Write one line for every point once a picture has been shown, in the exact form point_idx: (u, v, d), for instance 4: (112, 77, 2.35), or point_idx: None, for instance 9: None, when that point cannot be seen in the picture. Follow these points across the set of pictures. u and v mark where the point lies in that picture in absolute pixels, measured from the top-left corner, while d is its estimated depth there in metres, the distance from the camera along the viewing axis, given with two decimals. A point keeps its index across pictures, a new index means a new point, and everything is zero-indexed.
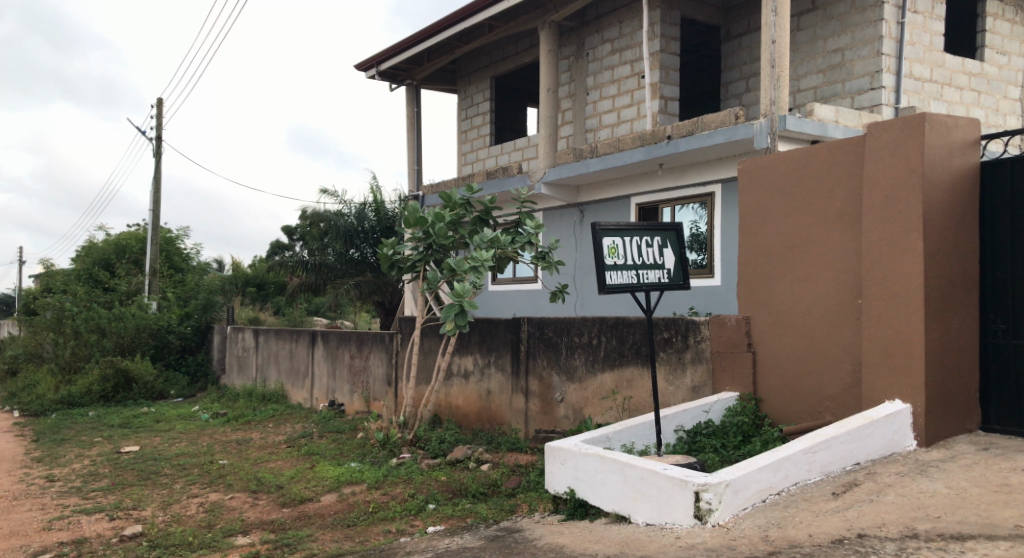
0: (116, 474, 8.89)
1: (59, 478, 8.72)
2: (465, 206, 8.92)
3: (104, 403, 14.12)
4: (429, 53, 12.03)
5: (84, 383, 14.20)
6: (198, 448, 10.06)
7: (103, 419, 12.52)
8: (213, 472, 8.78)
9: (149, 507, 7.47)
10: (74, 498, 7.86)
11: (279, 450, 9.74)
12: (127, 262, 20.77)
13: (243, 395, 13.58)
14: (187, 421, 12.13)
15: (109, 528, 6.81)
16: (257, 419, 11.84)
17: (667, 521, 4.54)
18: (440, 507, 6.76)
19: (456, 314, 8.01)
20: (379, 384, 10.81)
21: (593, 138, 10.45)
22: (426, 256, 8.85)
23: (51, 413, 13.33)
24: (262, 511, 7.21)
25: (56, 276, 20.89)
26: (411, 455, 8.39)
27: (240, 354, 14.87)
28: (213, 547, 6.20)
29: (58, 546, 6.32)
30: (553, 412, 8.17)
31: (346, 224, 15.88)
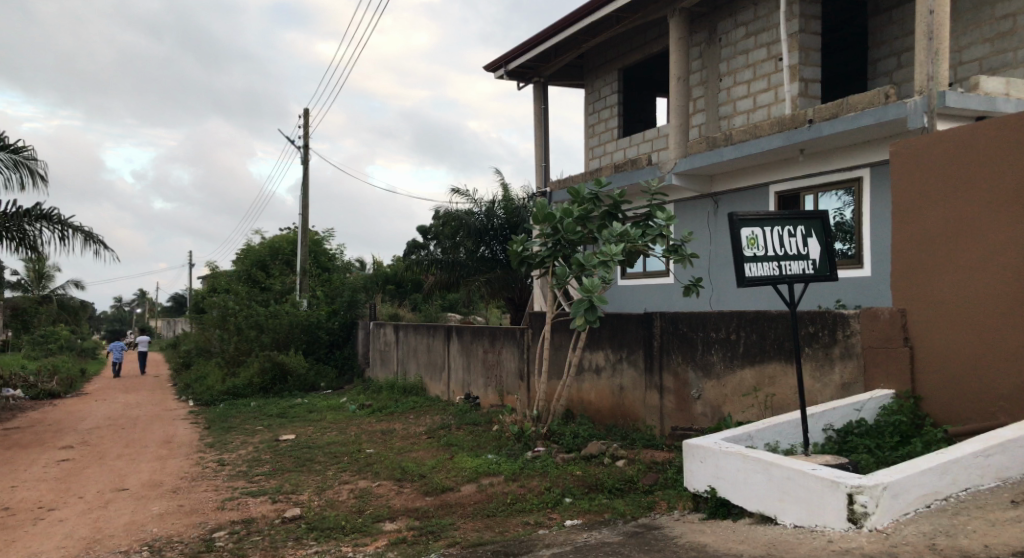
0: (277, 460, 9.59)
1: (229, 462, 9.52)
2: (594, 201, 8.86)
3: (264, 394, 15.25)
4: (556, 49, 12.07)
5: (247, 375, 15.38)
6: (347, 438, 10.67)
7: (263, 409, 13.53)
8: (361, 461, 9.28)
9: (306, 492, 8.01)
10: (242, 481, 8.56)
11: (420, 441, 10.14)
12: (280, 263, 22.25)
13: (386, 388, 14.24)
14: (336, 412, 12.87)
15: (273, 510, 7.37)
16: (399, 411, 12.38)
17: (817, 523, 4.35)
18: (577, 501, 6.81)
19: (586, 310, 8.06)
20: (512, 379, 11.00)
21: (727, 125, 10.12)
22: (555, 252, 8.89)
23: (219, 403, 14.56)
24: (407, 499, 7.55)
25: (219, 277, 22.78)
26: (546, 449, 8.49)
27: (383, 348, 15.56)
28: (364, 532, 6.56)
29: (230, 524, 6.91)
30: (690, 408, 7.99)
31: (476, 222, 16.28)
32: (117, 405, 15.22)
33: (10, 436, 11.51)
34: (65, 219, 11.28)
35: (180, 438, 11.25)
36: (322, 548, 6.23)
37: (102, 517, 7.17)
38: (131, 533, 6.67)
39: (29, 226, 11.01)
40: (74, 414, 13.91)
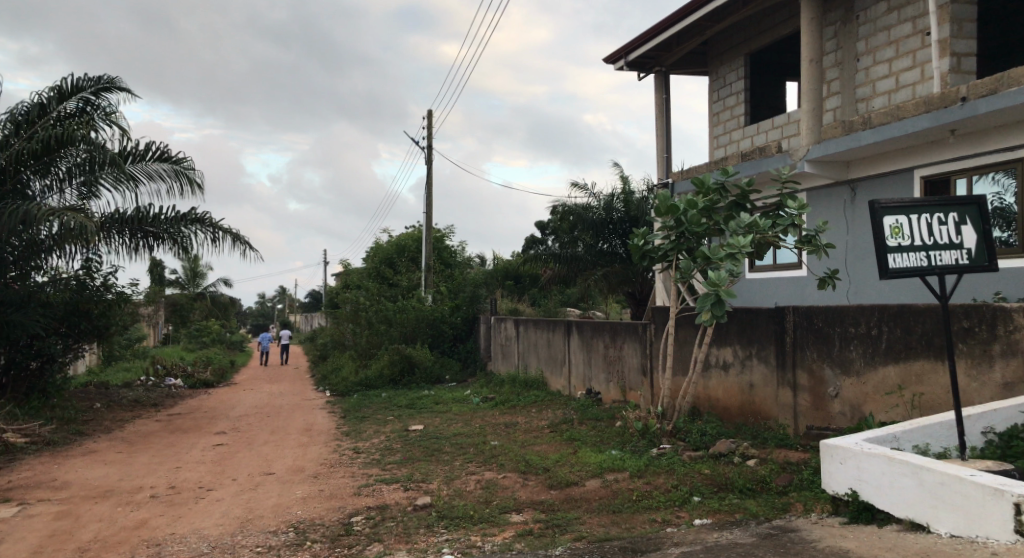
0: (407, 449, 9.95)
1: (363, 450, 9.97)
2: (721, 192, 8.59)
3: (394, 386, 15.83)
4: (678, 36, 11.78)
5: (377, 367, 16.03)
6: (472, 429, 10.90)
7: (393, 400, 14.06)
8: (486, 452, 9.46)
9: (435, 481, 8.26)
10: (376, 469, 8.95)
11: (543, 434, 10.23)
12: (406, 260, 23.02)
13: (508, 381, 14.43)
14: (461, 404, 13.18)
15: (405, 497, 7.66)
16: (521, 404, 12.52)
17: (978, 534, 4.05)
18: (706, 500, 6.65)
19: (712, 305, 7.83)
20: (635, 374, 10.85)
21: (865, 108, 9.54)
22: (679, 245, 8.68)
23: (352, 393, 15.27)
24: (533, 491, 7.63)
25: (350, 274, 23.85)
26: (671, 446, 8.33)
27: (504, 342, 15.77)
28: (492, 522, 6.69)
29: (367, 509, 7.24)
30: (827, 407, 7.61)
31: (595, 216, 16.18)
32: (262, 394, 16.30)
33: (172, 421, 12.59)
34: (216, 222, 12.15)
35: (319, 426, 11.90)
36: (453, 536, 6.40)
37: (253, 498, 7.70)
38: (279, 514, 7.12)
39: (186, 229, 11.92)
40: (226, 402, 15.01)
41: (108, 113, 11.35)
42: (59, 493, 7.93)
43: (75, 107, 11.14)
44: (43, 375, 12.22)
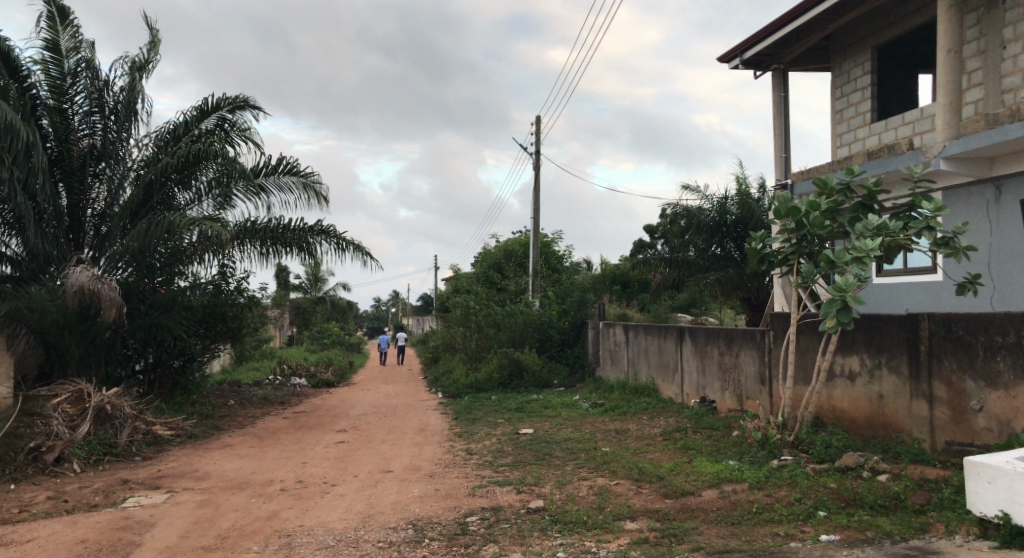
0: (519, 452, 10.02)
1: (476, 452, 10.12)
2: (845, 192, 8.15)
3: (503, 389, 15.99)
4: (798, 32, 11.34)
5: (488, 370, 16.26)
6: (583, 435, 10.85)
7: (503, 403, 14.21)
8: (598, 458, 9.38)
9: (548, 485, 8.27)
10: (489, 470, 9.06)
11: (655, 442, 10.04)
12: (514, 265, 23.26)
13: (618, 387, 14.26)
14: (571, 409, 13.16)
15: (519, 500, 7.70)
16: (632, 411, 12.36)
17: None
18: (833, 515, 6.32)
19: (839, 310, 7.46)
20: (752, 383, 10.48)
21: (1012, 99, 8.86)
22: (799, 249, 8.33)
23: (464, 396, 15.56)
24: (647, 499, 7.50)
25: (460, 279, 24.33)
26: (793, 458, 7.98)
27: (613, 348, 15.60)
28: (606, 528, 6.62)
29: (481, 510, 7.34)
30: (969, 422, 7.11)
31: (707, 219, 15.88)
32: (379, 394, 16.88)
33: (297, 418, 13.22)
34: (340, 233, 12.67)
35: (433, 426, 12.19)
36: (568, 540, 6.39)
37: (373, 494, 7.96)
38: (398, 511, 7.33)
39: (311, 239, 12.50)
40: (344, 401, 15.62)
41: (243, 129, 12.09)
42: (200, 483, 8.49)
43: (214, 124, 11.92)
44: (184, 373, 13.15)
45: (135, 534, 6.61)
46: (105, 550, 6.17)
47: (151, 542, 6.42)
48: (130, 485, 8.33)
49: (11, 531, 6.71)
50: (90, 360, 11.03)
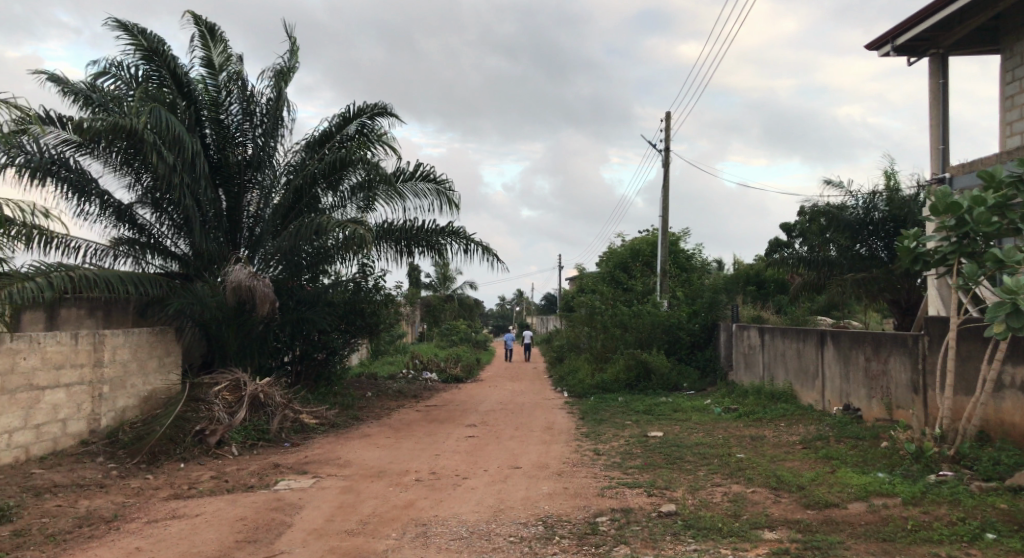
0: (648, 454, 9.86)
1: (604, 453, 10.04)
2: (1017, 185, 7.40)
3: (630, 390, 15.79)
4: (962, 13, 10.48)
5: (614, 372, 16.11)
6: (716, 440, 10.51)
7: (631, 405, 14.01)
8: (732, 465, 9.06)
9: (680, 489, 8.07)
10: (618, 472, 8.95)
11: (794, 450, 9.58)
12: (641, 264, 22.90)
13: (752, 392, 13.71)
14: (702, 413, 12.79)
15: (649, 503, 7.56)
16: (767, 417, 11.85)
17: None
18: (1004, 539, 5.79)
19: (1008, 315, 6.81)
20: (903, 391, 9.79)
21: None
22: (959, 248, 7.66)
23: (591, 396, 15.51)
24: (787, 509, 7.16)
25: (586, 278, 24.23)
26: (954, 474, 7.37)
27: (747, 351, 15.02)
28: (744, 537, 6.37)
29: (611, 511, 7.26)
30: None
31: (850, 216, 14.98)
32: (506, 391, 17.12)
33: (429, 412, 13.63)
34: (469, 234, 12.94)
35: (560, 425, 12.20)
36: (702, 546, 6.21)
37: (504, 489, 8.06)
38: (528, 508, 7.38)
39: (442, 241, 12.84)
40: (473, 397, 15.93)
41: (382, 135, 12.59)
42: (343, 470, 8.91)
43: (355, 130, 12.44)
44: (327, 365, 13.89)
45: (287, 515, 7.02)
46: (261, 528, 6.60)
47: (301, 523, 6.79)
48: (281, 469, 8.87)
49: (181, 505, 7.32)
50: (246, 351, 11.88)
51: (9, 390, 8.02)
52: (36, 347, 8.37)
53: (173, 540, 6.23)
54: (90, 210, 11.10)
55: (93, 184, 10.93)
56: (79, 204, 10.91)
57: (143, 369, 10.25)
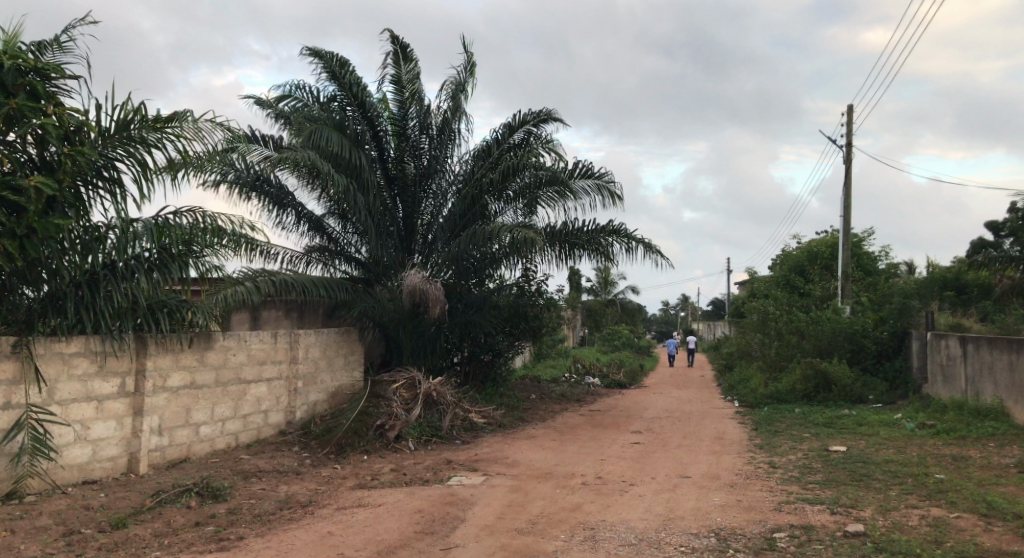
0: (830, 470, 9.24)
1: (780, 466, 9.53)
2: None
3: (808, 402, 14.97)
4: None
5: (789, 382, 15.37)
6: (909, 458, 9.67)
7: (809, 417, 13.24)
8: (930, 486, 8.28)
9: (869, 509, 7.49)
10: (797, 487, 8.47)
11: (1007, 474, 8.59)
12: (819, 267, 21.57)
13: (953, 408, 12.47)
14: (892, 428, 11.82)
15: (833, 521, 7.09)
16: (972, 436, 10.72)
17: None
18: None
19: None
20: None
21: None
22: None
23: (764, 406, 14.85)
24: (999, 539, 6.43)
25: (758, 281, 23.18)
26: None
27: (945, 362, 13.64)
28: None
29: (790, 527, 6.88)
30: None
31: None
32: (672, 399, 16.73)
33: (594, 416, 13.64)
34: (631, 232, 12.79)
35: (730, 436, 11.74)
36: None
37: (673, 498, 7.89)
38: (700, 518, 7.17)
39: (604, 240, 12.80)
40: (638, 403, 15.75)
41: (547, 141, 12.77)
42: (511, 469, 9.12)
43: (522, 138, 12.72)
44: (494, 366, 14.28)
45: (460, 510, 7.28)
46: (437, 521, 6.89)
47: (473, 519, 7.01)
48: (453, 465, 9.23)
49: (365, 495, 7.81)
50: (420, 352, 12.46)
51: (222, 383, 8.95)
52: (243, 344, 9.27)
53: (359, 526, 6.66)
54: (287, 221, 12.19)
55: (289, 198, 11.98)
56: (278, 216, 11.99)
57: (331, 366, 11.07)
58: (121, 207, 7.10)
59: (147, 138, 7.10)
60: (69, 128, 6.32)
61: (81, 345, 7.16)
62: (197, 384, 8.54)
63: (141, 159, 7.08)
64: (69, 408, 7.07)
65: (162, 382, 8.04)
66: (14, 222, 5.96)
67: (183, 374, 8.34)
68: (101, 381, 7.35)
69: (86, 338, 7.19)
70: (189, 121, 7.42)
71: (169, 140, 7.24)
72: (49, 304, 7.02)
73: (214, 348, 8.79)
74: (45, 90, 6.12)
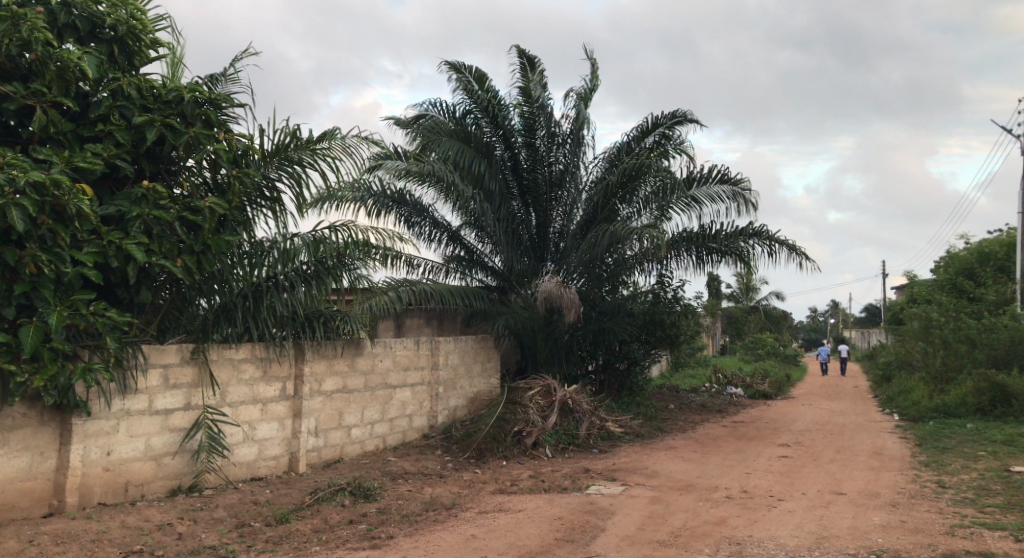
0: (1011, 492, 8.39)
1: (951, 486, 8.77)
2: None
3: (981, 417, 13.77)
4: None
5: (959, 395, 14.22)
6: None
7: (983, 433, 12.12)
8: None
9: None
10: (972, 510, 7.75)
11: None
12: (991, 270, 19.81)
13: None
14: None
15: (1017, 550, 6.43)
16: None
17: None
18: None
19: None
20: None
21: None
22: None
23: (929, 421, 13.80)
24: None
25: (920, 285, 21.54)
26: None
27: None
28: None
29: (965, 554, 6.30)
30: None
31: None
32: (824, 411, 15.80)
33: (737, 428, 13.15)
34: (773, 234, 12.25)
35: (890, 451, 10.95)
36: None
37: (826, 516, 7.46)
38: (858, 538, 6.73)
39: (743, 244, 12.35)
40: (786, 415, 15.04)
41: (681, 143, 12.53)
42: (651, 480, 8.96)
43: (654, 141, 12.55)
44: (629, 375, 14.07)
45: (600, 519, 7.24)
46: (577, 529, 6.88)
47: (614, 529, 6.95)
48: (592, 474, 9.20)
49: (507, 500, 7.94)
50: (554, 359, 12.53)
51: (370, 387, 9.39)
52: (389, 351, 9.71)
53: (501, 531, 6.78)
54: (426, 232, 12.63)
55: (428, 210, 12.41)
56: (417, 228, 12.46)
57: (470, 373, 11.36)
58: (281, 223, 7.64)
59: (302, 157, 7.61)
60: (237, 152, 6.87)
61: (248, 351, 7.77)
62: (349, 388, 9.03)
63: (298, 177, 7.61)
64: (239, 410, 7.68)
65: (317, 386, 8.54)
66: (193, 238, 6.48)
67: (336, 379, 8.84)
68: (265, 385, 7.93)
69: (252, 345, 7.80)
70: (336, 139, 7.85)
71: (321, 159, 7.70)
72: (221, 314, 7.62)
73: (363, 355, 9.25)
74: (218, 119, 6.69)
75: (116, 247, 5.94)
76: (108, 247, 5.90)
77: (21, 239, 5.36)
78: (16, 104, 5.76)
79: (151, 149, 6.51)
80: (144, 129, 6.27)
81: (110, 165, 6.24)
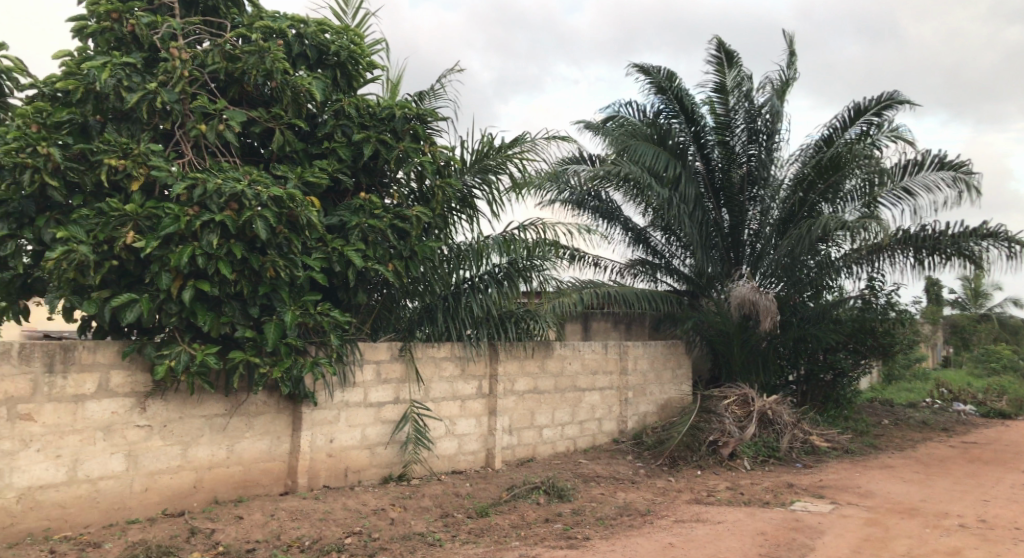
0: None
1: None
2: None
3: None
4: None
5: None
6: None
7: None
8: None
9: None
10: None
11: None
12: None
13: None
14: None
15: None
16: None
17: None
18: None
19: None
20: None
21: None
22: None
23: None
24: None
25: None
26: None
27: None
28: None
29: None
30: None
31: None
32: None
33: (968, 449, 11.77)
34: (1013, 234, 10.86)
35: None
36: None
37: None
38: None
39: (976, 245, 11.06)
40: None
41: (894, 131, 11.45)
42: (866, 500, 8.29)
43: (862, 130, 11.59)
44: (836, 386, 12.95)
45: (808, 537, 6.81)
46: (783, 546, 6.53)
47: (825, 549, 6.51)
48: (796, 490, 8.67)
49: (704, 510, 7.71)
50: (751, 366, 11.96)
51: (560, 389, 9.54)
52: (578, 354, 9.81)
53: (701, 541, 6.59)
54: (615, 235, 12.65)
55: (618, 213, 12.40)
56: (607, 230, 12.50)
57: (660, 378, 11.18)
58: (478, 227, 7.98)
59: (499, 164, 7.91)
60: (440, 162, 7.26)
61: (449, 349, 8.21)
62: (540, 389, 9.24)
63: (494, 182, 7.92)
64: (441, 405, 8.12)
65: (511, 386, 8.83)
66: (402, 245, 6.94)
67: (528, 379, 9.07)
68: (463, 383, 8.33)
69: (452, 344, 8.23)
70: (529, 142, 8.08)
71: (514, 163, 7.95)
72: (424, 314, 8.18)
73: (552, 357, 9.41)
74: (424, 133, 7.13)
75: (339, 253, 6.49)
76: (332, 253, 6.46)
77: (264, 246, 6.02)
78: (260, 127, 6.58)
79: (366, 163, 7.07)
80: (362, 145, 6.82)
81: (333, 178, 6.86)
